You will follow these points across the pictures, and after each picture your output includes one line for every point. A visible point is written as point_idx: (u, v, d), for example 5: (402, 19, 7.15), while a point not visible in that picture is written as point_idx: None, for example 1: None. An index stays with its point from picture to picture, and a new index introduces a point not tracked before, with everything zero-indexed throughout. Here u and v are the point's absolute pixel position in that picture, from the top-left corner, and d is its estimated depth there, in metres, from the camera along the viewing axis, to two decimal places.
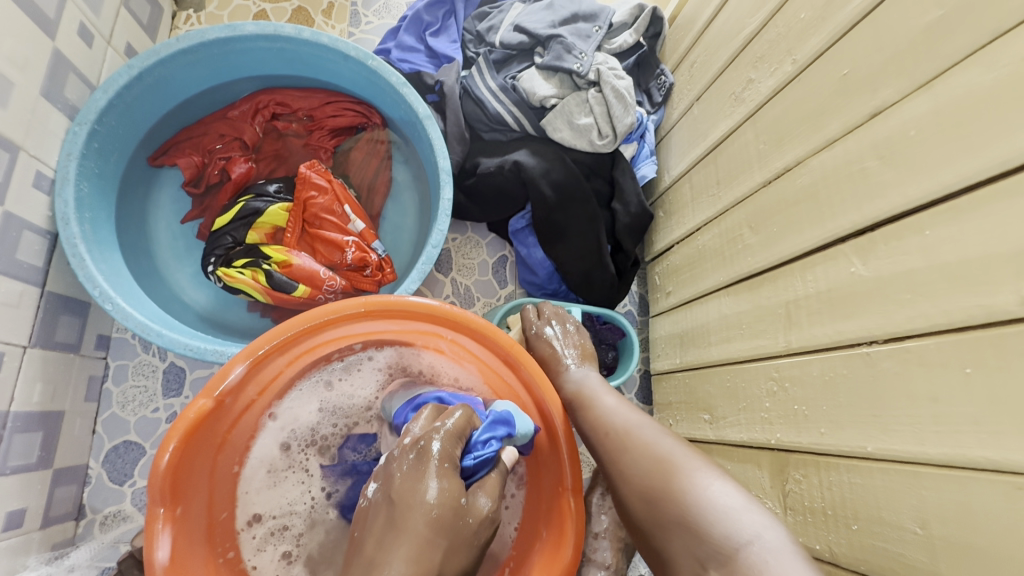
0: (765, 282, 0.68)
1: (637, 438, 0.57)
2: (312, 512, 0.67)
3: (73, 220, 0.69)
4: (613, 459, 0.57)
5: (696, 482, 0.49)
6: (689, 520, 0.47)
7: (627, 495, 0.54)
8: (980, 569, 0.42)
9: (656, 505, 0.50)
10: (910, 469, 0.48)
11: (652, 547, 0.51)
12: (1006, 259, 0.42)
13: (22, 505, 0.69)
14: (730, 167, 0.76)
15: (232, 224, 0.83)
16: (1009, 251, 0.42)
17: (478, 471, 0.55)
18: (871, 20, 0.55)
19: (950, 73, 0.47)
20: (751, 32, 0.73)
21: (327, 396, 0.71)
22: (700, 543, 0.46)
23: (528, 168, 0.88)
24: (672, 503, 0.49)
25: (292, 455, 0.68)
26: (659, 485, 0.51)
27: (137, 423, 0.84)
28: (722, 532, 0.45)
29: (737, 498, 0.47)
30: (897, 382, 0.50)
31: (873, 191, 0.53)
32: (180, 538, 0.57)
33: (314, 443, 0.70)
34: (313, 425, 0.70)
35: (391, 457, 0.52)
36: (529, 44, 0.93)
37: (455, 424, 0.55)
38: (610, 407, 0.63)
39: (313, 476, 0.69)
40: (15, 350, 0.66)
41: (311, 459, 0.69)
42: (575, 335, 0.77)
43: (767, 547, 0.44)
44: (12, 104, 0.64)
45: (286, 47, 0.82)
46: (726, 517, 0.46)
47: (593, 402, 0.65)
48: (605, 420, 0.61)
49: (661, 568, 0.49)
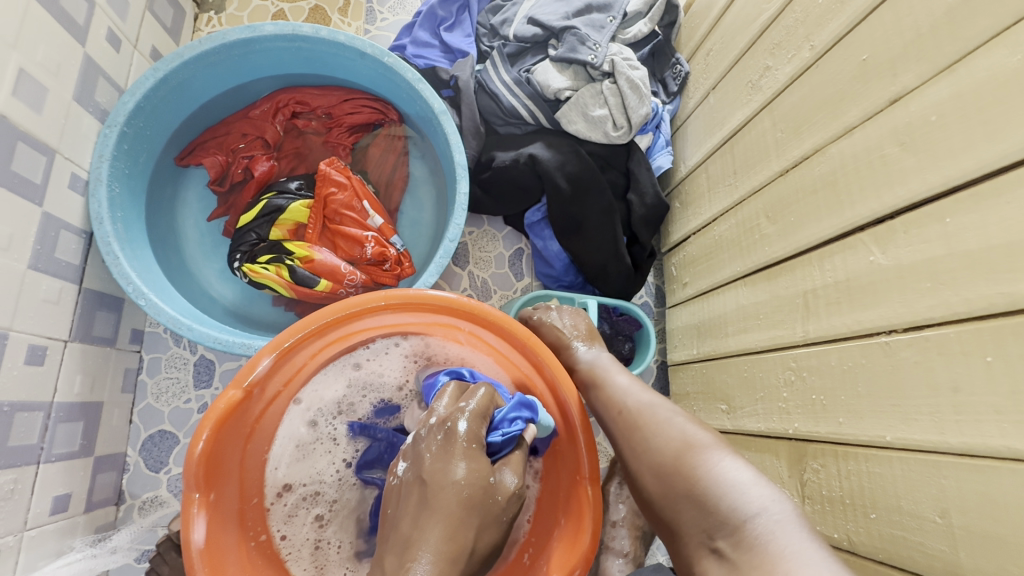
0: (783, 271, 0.67)
1: (649, 415, 0.58)
2: (340, 480, 0.71)
3: (106, 219, 0.72)
4: (626, 437, 0.58)
5: (704, 457, 0.50)
6: (699, 493, 0.48)
7: (639, 471, 0.55)
8: (1002, 559, 0.42)
9: (666, 480, 0.51)
10: (930, 459, 0.48)
11: (663, 520, 0.51)
12: None
13: (67, 491, 0.73)
14: (747, 155, 0.76)
15: (256, 220, 0.85)
16: None
17: (504, 448, 0.57)
18: (890, 5, 0.54)
19: (973, 56, 0.46)
20: (767, 18, 0.72)
21: (356, 374, 0.73)
22: (708, 514, 0.47)
23: (543, 161, 0.89)
24: (681, 476, 0.50)
25: (319, 429, 0.71)
26: (669, 459, 0.52)
27: (170, 413, 0.87)
28: (730, 504, 0.46)
29: (746, 472, 0.48)
30: (917, 371, 0.50)
31: (893, 178, 0.53)
32: (213, 522, 0.60)
33: (341, 412, 0.73)
34: (338, 402, 0.72)
35: (419, 437, 0.53)
36: (542, 36, 0.93)
37: (482, 403, 0.56)
38: (624, 386, 0.64)
39: (337, 445, 0.72)
40: (58, 344, 0.70)
41: (339, 428, 0.72)
42: (580, 319, 0.78)
43: (778, 517, 0.44)
44: (46, 109, 0.67)
45: (305, 46, 0.83)
46: (734, 490, 0.47)
47: (607, 381, 0.66)
48: (619, 399, 0.62)
49: (672, 540, 0.50)
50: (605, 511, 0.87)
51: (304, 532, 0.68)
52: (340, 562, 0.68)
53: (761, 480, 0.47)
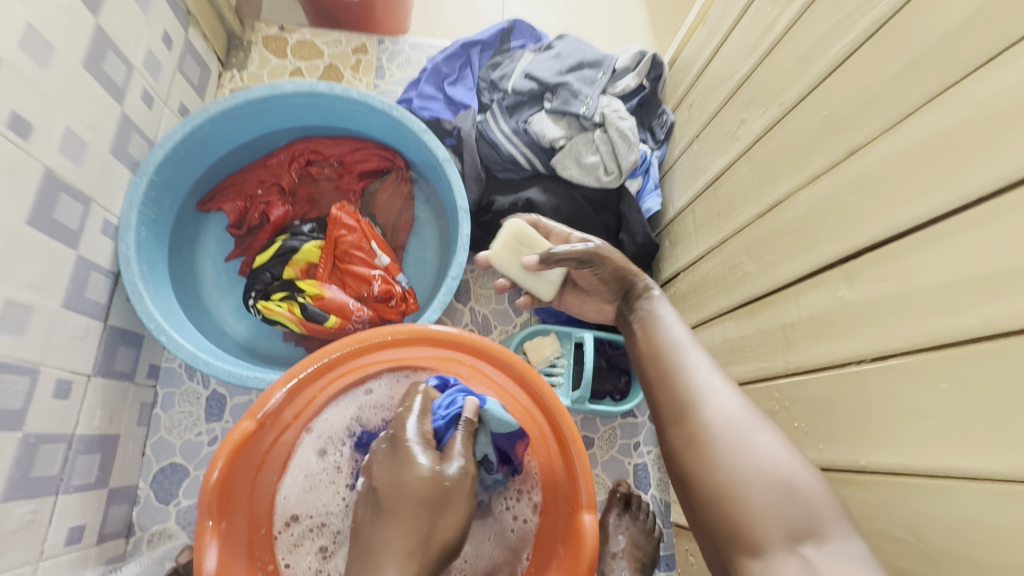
0: (764, 306, 0.72)
1: (714, 387, 0.56)
2: (346, 509, 0.74)
3: (133, 260, 0.78)
4: (682, 420, 0.55)
5: (780, 456, 0.50)
6: (792, 495, 0.47)
7: (689, 445, 0.53)
8: None
9: (737, 463, 0.50)
10: (901, 481, 0.51)
11: (729, 508, 0.49)
12: (964, 286, 0.46)
13: (82, 522, 0.75)
14: (728, 198, 0.82)
15: (271, 261, 0.90)
16: (966, 279, 0.46)
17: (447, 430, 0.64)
18: (844, 71, 0.61)
19: (917, 115, 0.52)
20: (743, 76, 0.80)
21: (366, 402, 0.77)
22: (799, 518, 0.46)
23: (539, 205, 0.96)
24: (768, 475, 0.48)
25: (328, 459, 0.75)
26: (750, 448, 0.50)
27: (182, 446, 0.90)
28: (820, 515, 0.47)
29: (815, 480, 0.48)
30: (884, 399, 0.53)
31: (854, 222, 0.58)
32: (225, 549, 0.64)
33: (350, 438, 0.76)
34: (347, 431, 0.77)
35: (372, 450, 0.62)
36: (538, 90, 1.01)
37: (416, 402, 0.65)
38: (680, 338, 0.62)
39: (342, 475, 0.75)
40: (82, 378, 0.74)
41: (347, 455, 0.76)
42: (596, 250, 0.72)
43: (844, 533, 0.46)
44: (86, 161, 0.74)
45: (321, 101, 0.92)
46: (813, 507, 0.47)
47: (660, 332, 0.64)
48: (678, 358, 0.60)
49: (735, 529, 0.48)
50: (605, 542, 0.92)
51: (307, 561, 0.71)
52: None
53: (813, 475, 0.49)
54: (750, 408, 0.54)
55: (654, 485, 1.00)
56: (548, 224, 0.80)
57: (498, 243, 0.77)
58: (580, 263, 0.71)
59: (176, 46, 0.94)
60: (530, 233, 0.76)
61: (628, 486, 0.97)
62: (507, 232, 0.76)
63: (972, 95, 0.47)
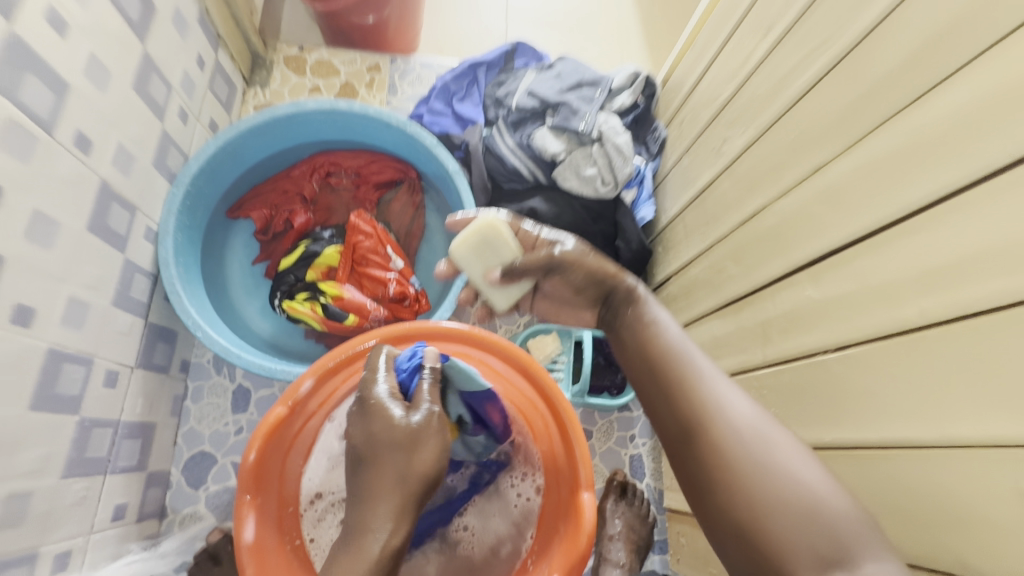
0: (746, 305, 0.79)
1: (727, 400, 0.56)
2: None
3: (172, 264, 0.86)
4: (699, 442, 0.54)
5: (803, 468, 0.50)
6: (818, 518, 0.47)
7: (715, 464, 0.53)
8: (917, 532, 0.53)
9: (767, 481, 0.50)
10: (857, 454, 0.59)
11: (754, 534, 0.49)
12: (901, 286, 0.54)
13: (125, 501, 0.82)
14: (714, 208, 0.90)
15: (296, 264, 0.98)
16: (902, 280, 0.54)
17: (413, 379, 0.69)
18: (810, 97, 0.69)
19: (867, 139, 0.59)
20: (726, 97, 0.89)
21: None
22: (828, 543, 0.46)
23: (542, 214, 1.04)
24: (790, 499, 0.48)
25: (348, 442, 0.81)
26: (773, 461, 0.51)
27: (211, 435, 0.98)
28: (851, 537, 0.46)
29: (841, 501, 0.48)
30: (843, 383, 0.61)
31: (819, 230, 0.65)
32: (260, 522, 0.72)
33: None
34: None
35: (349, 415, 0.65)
36: (540, 107, 1.09)
37: (376, 360, 0.69)
38: (678, 344, 0.61)
39: None
40: (127, 370, 0.81)
41: None
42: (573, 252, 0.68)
43: (877, 556, 0.45)
44: (134, 173, 0.81)
45: (341, 118, 1.00)
46: (842, 529, 0.46)
47: (657, 336, 0.62)
48: (685, 366, 0.59)
49: (762, 555, 0.48)
50: (603, 525, 0.99)
51: (329, 535, 0.77)
52: None
53: (829, 478, 0.50)
54: (766, 426, 0.54)
55: (649, 475, 1.07)
56: (522, 221, 0.70)
57: (463, 235, 0.69)
58: (547, 271, 0.69)
59: (208, 67, 1.02)
60: (502, 230, 0.67)
61: (624, 475, 1.04)
62: (476, 228, 0.68)
63: (906, 127, 0.54)
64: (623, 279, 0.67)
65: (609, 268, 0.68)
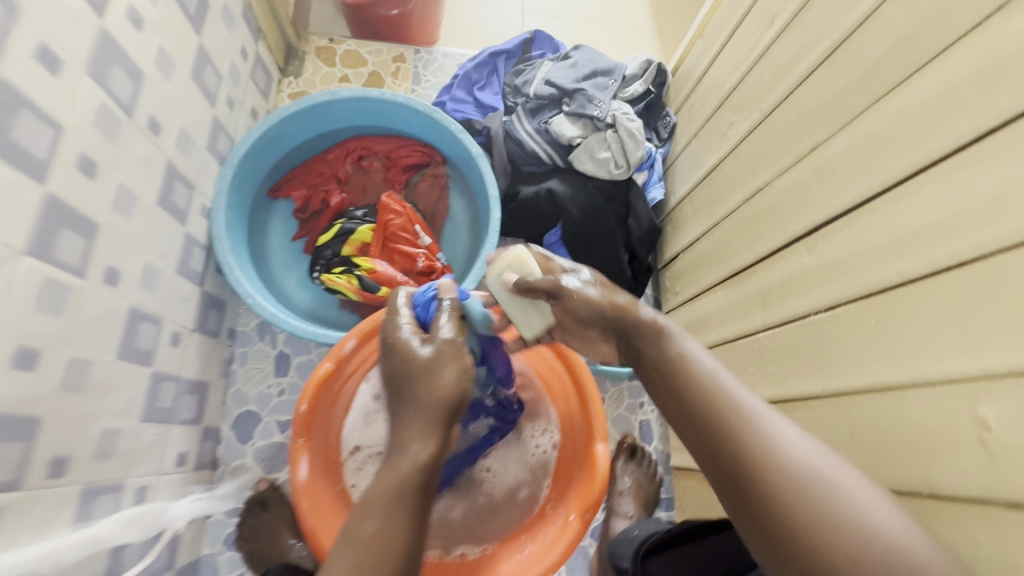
0: (747, 275, 0.87)
1: (781, 433, 0.51)
2: None
3: (225, 238, 0.94)
4: (749, 484, 0.49)
5: (873, 508, 0.46)
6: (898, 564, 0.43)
7: (789, 512, 0.47)
8: (877, 460, 0.61)
9: (846, 529, 0.45)
10: (840, 400, 0.66)
11: None
12: (883, 249, 0.61)
13: (186, 449, 0.92)
14: (720, 187, 0.97)
15: (332, 240, 1.07)
16: (883, 243, 0.61)
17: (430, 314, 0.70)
18: (807, 84, 0.76)
19: (857, 120, 0.67)
20: (733, 84, 0.95)
21: None
22: None
23: (560, 195, 1.10)
24: (867, 547, 0.44)
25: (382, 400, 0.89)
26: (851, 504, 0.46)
27: (256, 396, 1.07)
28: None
29: (918, 540, 0.44)
30: (831, 339, 0.68)
31: (813, 203, 0.73)
32: (311, 463, 0.82)
33: None
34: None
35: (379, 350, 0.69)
36: (557, 95, 1.16)
37: (396, 300, 0.71)
38: (712, 375, 0.57)
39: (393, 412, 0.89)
40: (187, 332, 0.90)
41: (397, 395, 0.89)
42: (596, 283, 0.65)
43: None
44: (193, 154, 0.90)
45: (373, 106, 1.08)
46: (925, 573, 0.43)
47: (688, 367, 0.58)
48: (727, 399, 0.54)
49: None
50: (613, 482, 1.07)
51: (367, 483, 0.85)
52: None
53: (903, 514, 0.46)
54: (818, 460, 0.49)
55: (656, 438, 1.15)
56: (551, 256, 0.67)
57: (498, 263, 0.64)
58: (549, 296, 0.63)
59: (250, 58, 1.10)
60: (530, 265, 0.63)
61: (633, 438, 1.12)
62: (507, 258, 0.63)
63: (887, 110, 0.62)
64: (637, 313, 0.63)
65: (617, 300, 0.64)
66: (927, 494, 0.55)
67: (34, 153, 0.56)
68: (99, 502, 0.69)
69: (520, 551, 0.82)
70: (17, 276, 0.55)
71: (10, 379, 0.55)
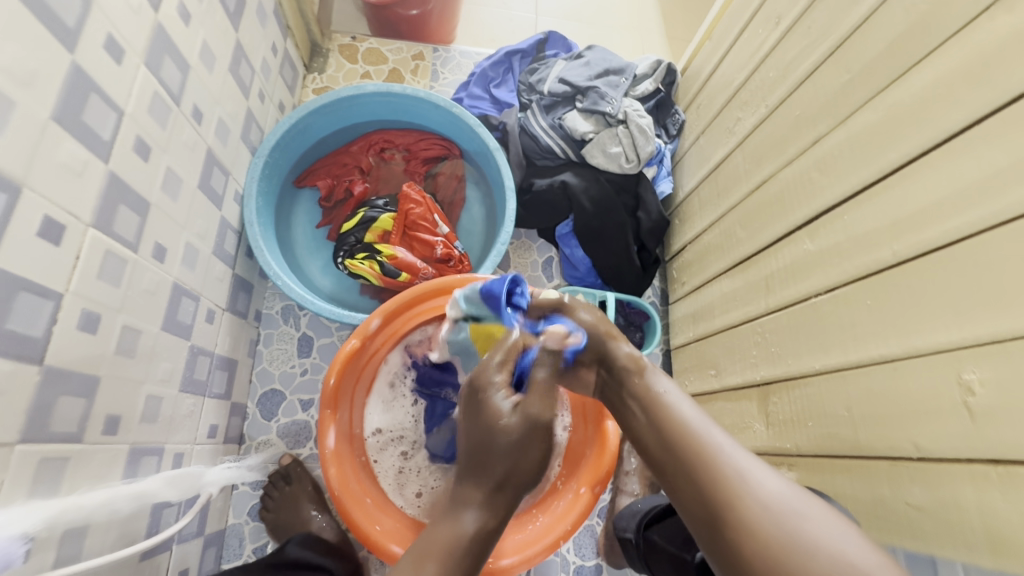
0: (752, 263, 0.91)
1: (749, 469, 0.53)
2: (415, 422, 0.97)
3: (255, 223, 0.99)
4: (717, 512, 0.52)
5: (842, 539, 0.46)
6: None
7: (755, 551, 0.48)
8: (872, 428, 0.65)
9: (807, 557, 0.46)
10: (839, 375, 0.71)
11: None
12: (880, 231, 0.66)
13: (216, 422, 0.97)
14: (726, 180, 1.01)
15: (356, 228, 1.12)
16: (881, 226, 0.66)
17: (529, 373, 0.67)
18: (810, 82, 0.81)
19: (857, 114, 0.71)
20: (740, 82, 1.00)
21: (422, 343, 0.96)
22: None
23: (573, 186, 1.15)
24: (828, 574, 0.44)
25: (397, 388, 0.97)
26: (806, 537, 0.47)
27: (280, 375, 1.12)
28: None
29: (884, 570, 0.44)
30: (830, 318, 0.73)
31: (815, 193, 0.77)
32: (339, 435, 0.87)
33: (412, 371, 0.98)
34: (404, 366, 0.97)
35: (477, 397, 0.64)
36: (571, 92, 1.21)
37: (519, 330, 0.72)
38: (690, 416, 0.61)
39: (407, 399, 0.98)
40: (219, 311, 0.95)
41: (410, 383, 0.98)
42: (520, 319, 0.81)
43: None
44: (229, 143, 0.95)
45: (395, 100, 1.13)
46: None
47: (670, 407, 0.63)
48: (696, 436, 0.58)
49: None
50: (620, 463, 1.10)
51: (391, 461, 0.94)
52: (417, 481, 0.93)
53: (874, 550, 0.46)
54: (784, 488, 0.51)
55: None
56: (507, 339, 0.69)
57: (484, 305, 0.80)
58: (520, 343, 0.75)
59: (279, 54, 1.16)
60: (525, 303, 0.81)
61: None
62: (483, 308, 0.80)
63: (884, 104, 0.67)
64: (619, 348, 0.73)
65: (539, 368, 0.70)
66: (917, 458, 0.59)
67: (101, 134, 0.62)
68: (144, 462, 0.74)
69: (533, 522, 0.87)
70: (85, 246, 0.60)
71: (76, 339, 0.60)
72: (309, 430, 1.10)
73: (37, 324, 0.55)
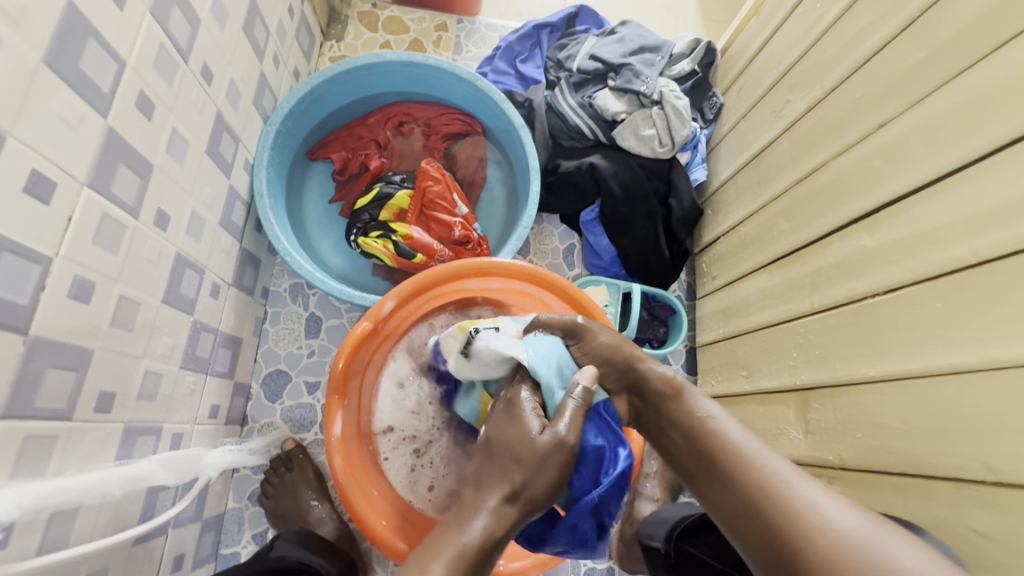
0: (795, 259, 0.85)
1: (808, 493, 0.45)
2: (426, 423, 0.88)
3: (265, 194, 0.94)
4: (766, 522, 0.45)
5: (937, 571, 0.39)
6: None
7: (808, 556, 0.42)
8: (935, 443, 0.59)
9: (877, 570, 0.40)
10: (896, 386, 0.64)
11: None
12: (957, 226, 0.59)
13: (219, 402, 0.92)
14: (769, 169, 0.94)
15: (371, 204, 1.06)
16: (958, 221, 0.59)
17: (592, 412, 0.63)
18: (875, 61, 0.73)
19: (932, 95, 0.64)
20: (790, 62, 0.92)
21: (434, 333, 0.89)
22: None
23: (602, 169, 1.09)
24: None
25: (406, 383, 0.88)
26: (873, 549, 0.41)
27: (286, 356, 1.07)
28: None
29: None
30: (888, 321, 0.66)
31: (877, 183, 0.70)
32: (347, 420, 0.83)
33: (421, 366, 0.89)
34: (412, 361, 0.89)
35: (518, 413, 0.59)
36: (603, 70, 1.13)
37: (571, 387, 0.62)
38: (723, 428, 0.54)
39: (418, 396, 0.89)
40: (225, 287, 0.90)
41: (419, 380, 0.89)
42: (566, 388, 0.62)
43: None
44: (240, 107, 0.89)
45: (416, 70, 1.06)
46: None
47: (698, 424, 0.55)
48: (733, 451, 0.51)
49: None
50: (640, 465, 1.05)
51: (401, 459, 0.86)
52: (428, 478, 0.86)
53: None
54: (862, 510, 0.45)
55: None
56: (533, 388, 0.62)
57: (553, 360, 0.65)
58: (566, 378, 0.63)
59: (296, 16, 1.09)
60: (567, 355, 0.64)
61: None
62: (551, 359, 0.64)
63: (967, 86, 0.60)
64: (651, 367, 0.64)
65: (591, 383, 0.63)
66: (991, 481, 0.53)
67: (100, 85, 0.56)
68: (140, 442, 0.70)
69: None
70: (79, 208, 0.55)
71: (68, 307, 0.55)
72: (314, 414, 1.06)
73: (24, 290, 0.50)
